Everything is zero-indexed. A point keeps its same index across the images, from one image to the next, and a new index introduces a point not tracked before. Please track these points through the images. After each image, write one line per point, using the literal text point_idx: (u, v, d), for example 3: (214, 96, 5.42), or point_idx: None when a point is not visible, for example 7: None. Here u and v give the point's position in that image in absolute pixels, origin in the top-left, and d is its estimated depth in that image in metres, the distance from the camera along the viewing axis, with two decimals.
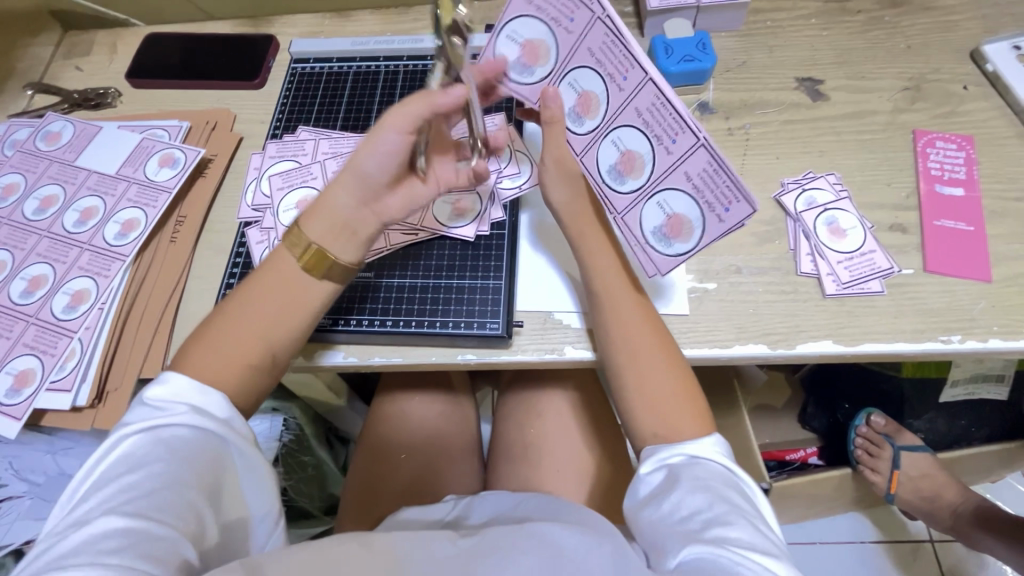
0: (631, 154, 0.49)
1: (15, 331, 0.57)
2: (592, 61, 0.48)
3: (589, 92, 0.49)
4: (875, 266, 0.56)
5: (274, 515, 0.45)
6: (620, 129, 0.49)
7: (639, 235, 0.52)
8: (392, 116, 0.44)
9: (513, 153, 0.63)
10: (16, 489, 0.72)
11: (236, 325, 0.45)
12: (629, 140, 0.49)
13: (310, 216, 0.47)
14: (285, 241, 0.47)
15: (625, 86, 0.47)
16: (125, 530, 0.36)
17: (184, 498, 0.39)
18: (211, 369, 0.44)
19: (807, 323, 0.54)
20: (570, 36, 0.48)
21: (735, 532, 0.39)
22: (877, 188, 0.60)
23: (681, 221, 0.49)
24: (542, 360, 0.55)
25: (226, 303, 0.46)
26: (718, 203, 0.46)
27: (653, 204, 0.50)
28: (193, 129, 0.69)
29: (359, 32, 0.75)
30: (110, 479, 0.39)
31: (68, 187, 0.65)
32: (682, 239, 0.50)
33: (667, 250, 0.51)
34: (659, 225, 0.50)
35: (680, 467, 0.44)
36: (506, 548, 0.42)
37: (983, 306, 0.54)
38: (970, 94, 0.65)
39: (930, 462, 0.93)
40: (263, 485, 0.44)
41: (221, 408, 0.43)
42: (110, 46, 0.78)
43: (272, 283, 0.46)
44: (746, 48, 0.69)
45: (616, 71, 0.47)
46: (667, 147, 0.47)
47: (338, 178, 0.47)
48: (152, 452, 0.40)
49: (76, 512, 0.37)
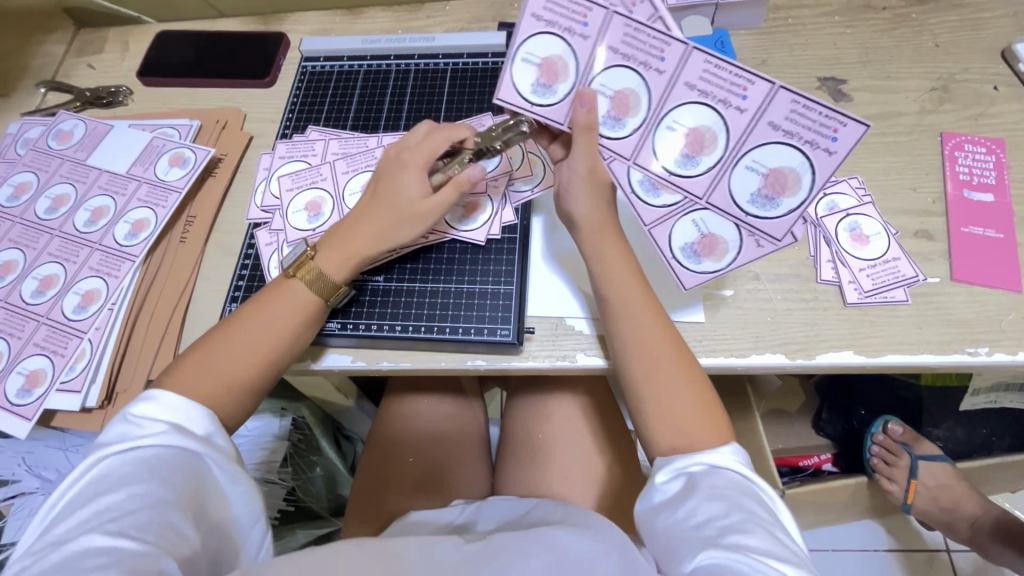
0: (698, 130, 0.48)
1: (26, 331, 0.58)
2: (618, 59, 0.48)
3: (624, 89, 0.48)
4: (899, 273, 0.54)
5: (262, 525, 0.45)
6: (675, 111, 0.48)
7: (668, 251, 0.53)
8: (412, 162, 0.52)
9: (526, 154, 0.61)
10: (29, 485, 0.73)
11: (237, 339, 0.47)
12: (689, 120, 0.48)
13: (326, 248, 0.51)
14: (295, 272, 0.50)
15: (665, 68, 0.47)
16: (105, 546, 0.36)
17: (164, 512, 0.38)
18: (207, 388, 0.45)
19: (827, 332, 0.53)
20: (586, 42, 0.48)
21: (753, 540, 0.38)
22: (902, 193, 0.58)
23: (717, 239, 0.52)
24: (553, 367, 0.54)
25: (225, 326, 0.48)
26: (818, 137, 0.45)
27: (687, 220, 0.53)
28: (203, 127, 0.69)
29: (370, 30, 0.74)
30: (86, 500, 0.38)
31: (79, 186, 0.64)
32: (714, 257, 0.52)
33: (695, 266, 0.52)
34: (691, 242, 0.52)
35: (700, 475, 0.42)
36: (513, 552, 0.41)
37: (1013, 316, 0.52)
38: (1000, 95, 0.62)
39: (950, 472, 0.91)
40: (249, 497, 0.44)
41: (200, 423, 0.43)
42: (123, 44, 0.78)
43: (278, 308, 0.49)
44: (767, 46, 0.67)
45: (649, 63, 0.47)
46: (737, 107, 0.47)
47: (354, 215, 0.52)
48: (130, 470, 0.40)
49: (53, 533, 0.37)
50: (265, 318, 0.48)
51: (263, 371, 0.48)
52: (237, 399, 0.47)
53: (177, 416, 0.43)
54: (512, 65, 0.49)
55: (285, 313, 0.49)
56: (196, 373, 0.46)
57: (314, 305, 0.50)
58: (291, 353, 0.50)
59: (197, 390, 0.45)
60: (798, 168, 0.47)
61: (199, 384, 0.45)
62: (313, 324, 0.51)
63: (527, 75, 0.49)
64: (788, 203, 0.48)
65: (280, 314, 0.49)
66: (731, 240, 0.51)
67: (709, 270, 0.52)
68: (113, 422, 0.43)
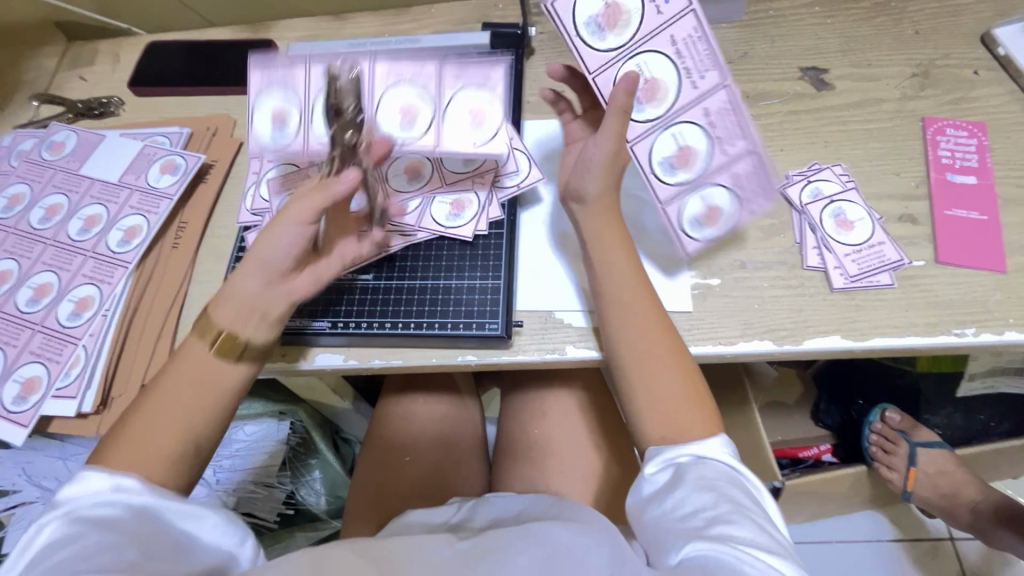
0: (654, 83, 0.51)
1: (20, 340, 0.58)
2: (390, 84, 0.56)
3: (407, 104, 0.56)
4: (884, 258, 0.55)
5: (250, 544, 0.43)
6: (645, 56, 0.50)
7: (676, 224, 0.53)
8: (294, 208, 0.45)
9: (512, 152, 0.62)
10: (29, 495, 0.73)
11: (156, 414, 0.43)
12: (689, 135, 0.51)
13: (219, 304, 0.45)
14: (192, 332, 0.46)
15: (700, 84, 0.50)
16: None
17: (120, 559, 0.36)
18: (150, 460, 0.42)
19: (815, 318, 0.53)
20: (564, 33, 0.51)
21: (739, 531, 0.38)
22: (886, 179, 0.59)
23: (719, 210, 0.53)
24: (544, 360, 0.54)
25: (140, 401, 0.44)
26: (723, 135, 0.51)
27: (696, 195, 0.53)
28: (194, 135, 0.70)
29: (357, 34, 0.75)
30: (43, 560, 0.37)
31: (72, 195, 0.65)
32: (715, 227, 0.54)
33: (698, 236, 0.54)
34: (697, 214, 0.53)
35: (687, 466, 0.43)
36: (503, 549, 0.41)
37: (998, 297, 0.52)
38: (981, 79, 0.63)
39: (949, 459, 0.90)
40: (223, 526, 0.41)
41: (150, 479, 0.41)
42: (114, 56, 0.79)
43: (183, 376, 0.45)
44: (748, 38, 0.67)
45: (351, 69, 0.56)
46: (694, 82, 0.50)
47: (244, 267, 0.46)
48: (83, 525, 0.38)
49: None
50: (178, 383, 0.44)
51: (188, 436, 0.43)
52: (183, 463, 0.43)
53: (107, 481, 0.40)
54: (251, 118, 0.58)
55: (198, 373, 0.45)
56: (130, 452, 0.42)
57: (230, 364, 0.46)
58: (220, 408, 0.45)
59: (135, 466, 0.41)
60: (701, 151, 0.52)
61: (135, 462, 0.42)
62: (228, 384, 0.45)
63: (264, 125, 0.58)
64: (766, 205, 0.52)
65: (189, 372, 0.45)
66: (733, 210, 0.53)
67: (710, 239, 0.54)
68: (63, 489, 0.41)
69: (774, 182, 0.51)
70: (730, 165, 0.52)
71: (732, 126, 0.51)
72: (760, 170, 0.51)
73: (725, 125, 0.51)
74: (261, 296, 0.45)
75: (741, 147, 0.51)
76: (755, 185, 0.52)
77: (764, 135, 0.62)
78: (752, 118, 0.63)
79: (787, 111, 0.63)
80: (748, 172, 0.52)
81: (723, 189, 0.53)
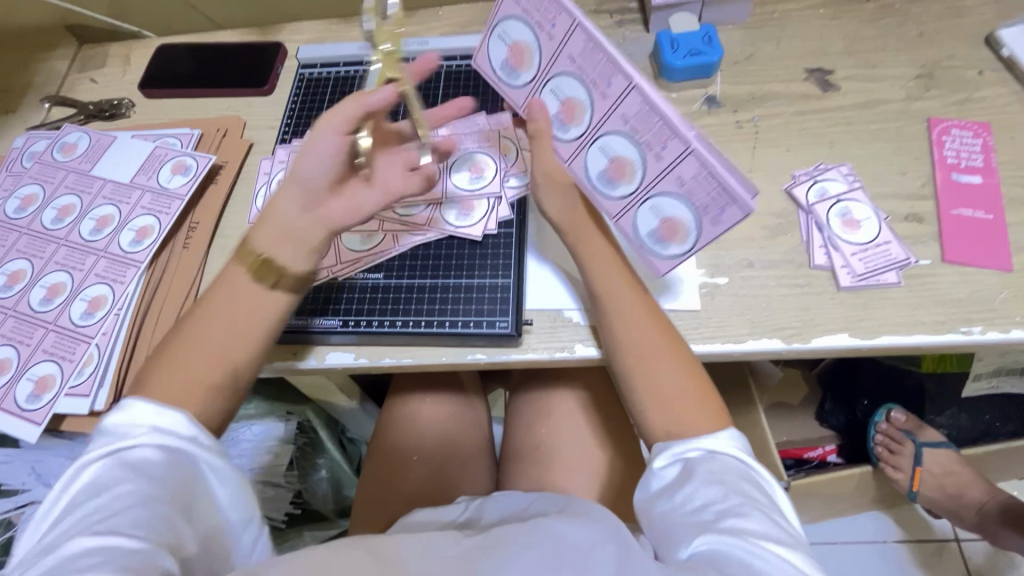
0: (571, 102, 0.49)
1: (34, 338, 0.59)
2: None
3: None
4: (891, 256, 0.55)
5: (254, 525, 0.45)
6: (557, 79, 0.49)
7: (635, 239, 0.51)
8: (328, 118, 0.46)
9: (519, 152, 0.63)
10: (39, 494, 0.73)
11: (197, 345, 0.46)
12: (617, 147, 0.48)
13: (258, 228, 0.47)
14: (234, 259, 0.48)
15: (610, 92, 0.47)
16: (95, 547, 0.36)
17: (157, 511, 0.39)
18: (190, 392, 0.44)
19: (822, 317, 0.53)
20: (553, 42, 0.48)
21: (750, 524, 0.39)
22: (892, 178, 0.59)
23: (678, 222, 0.48)
24: (552, 358, 0.55)
25: (183, 330, 0.47)
26: (654, 141, 0.46)
27: (646, 208, 0.49)
28: (204, 136, 0.70)
29: (365, 37, 0.76)
30: (79, 504, 0.39)
31: (84, 196, 0.66)
32: (679, 240, 0.49)
33: (664, 252, 0.50)
34: (653, 228, 0.50)
35: (697, 460, 0.43)
36: (511, 547, 0.41)
37: (1005, 295, 0.53)
38: (986, 80, 0.63)
39: (954, 459, 0.90)
40: (240, 495, 0.44)
41: (184, 426, 0.43)
42: (124, 58, 0.80)
43: (223, 306, 0.47)
44: (754, 40, 0.68)
45: None
46: (603, 91, 0.47)
47: (282, 189, 0.47)
48: (118, 473, 0.40)
49: (47, 537, 0.38)
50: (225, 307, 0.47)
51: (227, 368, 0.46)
52: (221, 395, 0.46)
53: (152, 417, 0.43)
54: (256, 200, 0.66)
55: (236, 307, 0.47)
56: (169, 387, 0.44)
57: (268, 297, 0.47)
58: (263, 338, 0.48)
59: (176, 398, 0.44)
60: (636, 160, 0.48)
61: (176, 393, 0.44)
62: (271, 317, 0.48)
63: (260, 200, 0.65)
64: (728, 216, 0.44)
65: (233, 301, 0.47)
66: (689, 220, 0.47)
67: (679, 252, 0.49)
68: (98, 432, 0.43)
69: (733, 184, 0.43)
70: (671, 171, 0.46)
71: (658, 127, 0.45)
72: (705, 170, 0.44)
73: (650, 127, 0.46)
74: (295, 221, 0.47)
75: (675, 148, 0.45)
76: (709, 191, 0.44)
77: (770, 136, 0.63)
78: (758, 119, 0.63)
79: (793, 111, 0.63)
80: (694, 174, 0.44)
81: (675, 198, 0.47)
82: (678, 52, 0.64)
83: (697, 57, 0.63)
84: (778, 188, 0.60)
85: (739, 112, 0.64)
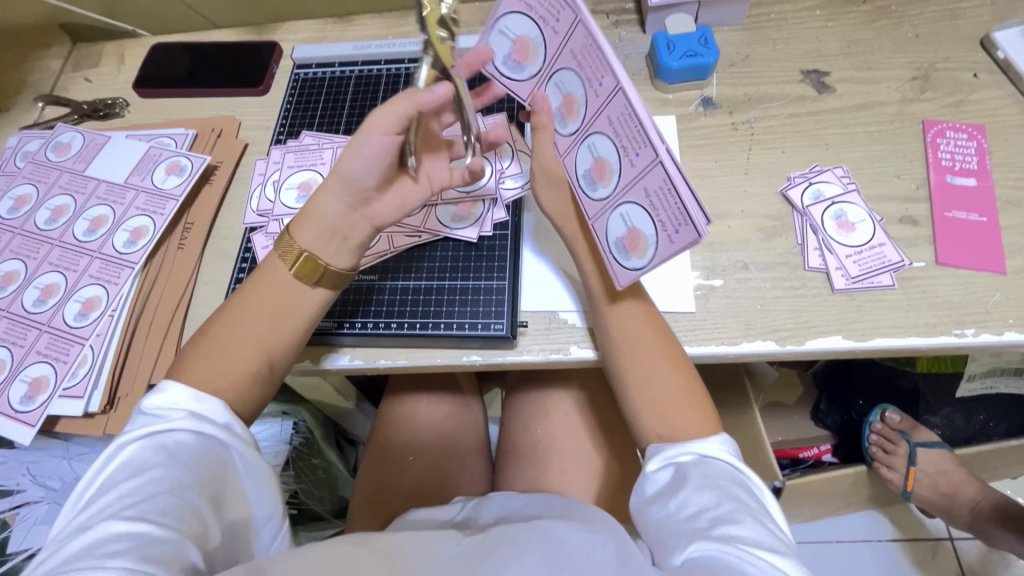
0: (570, 97, 0.47)
1: (28, 340, 0.58)
2: None
3: None
4: (885, 259, 0.55)
5: (275, 517, 0.45)
6: (560, 74, 0.47)
7: (605, 246, 0.48)
8: (377, 117, 0.45)
9: (515, 153, 0.63)
10: (34, 494, 0.73)
11: (236, 332, 0.46)
12: (601, 148, 0.45)
13: (302, 222, 0.48)
14: (278, 249, 0.48)
15: (602, 92, 0.44)
16: (126, 531, 0.36)
17: (186, 500, 0.39)
18: (221, 381, 0.45)
19: (816, 319, 0.54)
20: (557, 37, 0.46)
21: (743, 531, 0.39)
22: (886, 181, 0.59)
23: (641, 235, 0.44)
24: (547, 360, 0.55)
25: (223, 315, 0.48)
26: (629, 147, 0.43)
27: (617, 215, 0.46)
28: (199, 136, 0.70)
29: (361, 37, 0.75)
30: (111, 485, 0.39)
31: (78, 197, 0.65)
32: (638, 254, 0.45)
33: (626, 263, 0.46)
34: (619, 236, 0.46)
35: (690, 465, 0.43)
36: (512, 547, 0.41)
37: (998, 298, 0.53)
38: (981, 83, 0.63)
39: (948, 459, 0.91)
40: (264, 487, 0.44)
41: (220, 413, 0.43)
42: (118, 57, 0.79)
43: (264, 296, 0.47)
44: (750, 41, 0.68)
45: None
46: (596, 90, 0.44)
47: (326, 184, 0.47)
48: (151, 456, 0.40)
49: (80, 518, 0.37)
50: (269, 296, 0.47)
51: (262, 359, 0.47)
52: (257, 382, 0.47)
53: (193, 402, 0.43)
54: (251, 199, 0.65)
55: (273, 299, 0.47)
56: (205, 372, 0.45)
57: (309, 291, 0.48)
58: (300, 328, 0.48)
59: (210, 385, 0.44)
60: (614, 163, 0.45)
61: (211, 379, 0.44)
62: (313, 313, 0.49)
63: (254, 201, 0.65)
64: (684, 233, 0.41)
65: (276, 290, 0.48)
66: (651, 234, 0.43)
67: (639, 266, 0.45)
68: (135, 414, 0.43)
69: (691, 204, 0.40)
70: (639, 180, 0.43)
71: (636, 133, 0.42)
72: (668, 184, 0.41)
73: (628, 132, 0.43)
74: (342, 219, 0.47)
75: (646, 157, 0.42)
76: (670, 208, 0.41)
77: (766, 138, 0.63)
78: (753, 120, 0.63)
79: (789, 113, 0.64)
80: (658, 187, 0.41)
81: (642, 209, 0.43)
82: (674, 53, 0.64)
83: (694, 58, 0.63)
84: (773, 190, 0.60)
85: (735, 113, 0.64)
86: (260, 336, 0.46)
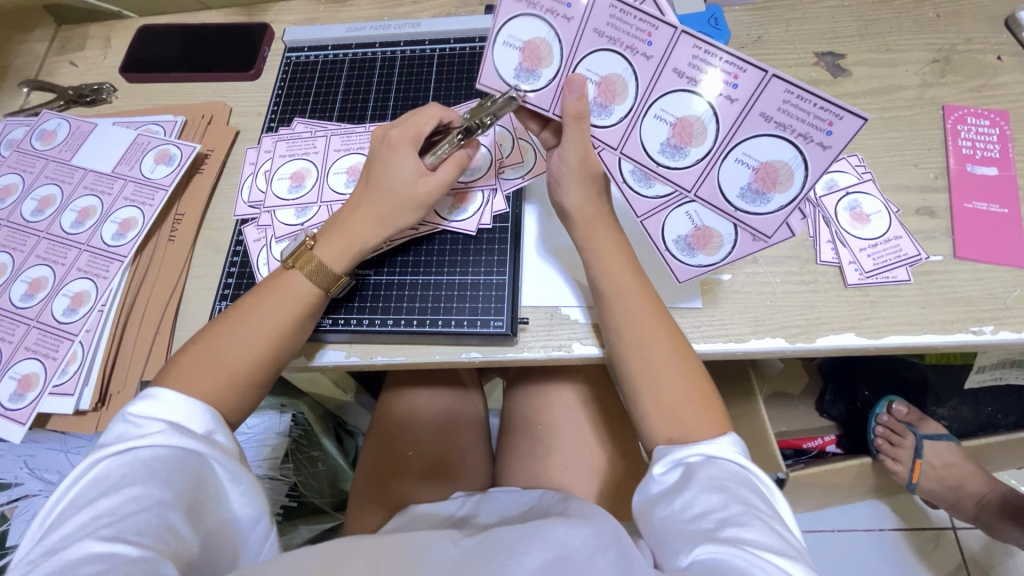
0: (609, 79, 0.46)
1: (16, 335, 0.57)
2: None
3: None
4: (901, 252, 0.53)
5: (264, 523, 0.44)
6: (587, 59, 0.46)
7: (660, 243, 0.52)
8: (430, 181, 0.50)
9: (517, 142, 0.60)
10: (32, 488, 0.73)
11: (236, 335, 0.47)
12: (676, 109, 0.46)
13: (328, 239, 0.50)
14: (295, 262, 0.50)
15: (652, 52, 0.44)
16: (103, 553, 0.35)
17: (162, 515, 0.37)
18: (213, 385, 0.45)
19: (827, 314, 0.52)
20: (570, 24, 0.45)
21: (751, 533, 0.38)
22: (904, 170, 0.57)
23: (712, 232, 0.50)
24: (549, 357, 0.53)
25: (224, 318, 0.48)
26: (720, 83, 0.44)
27: (681, 212, 0.51)
28: (188, 123, 0.68)
29: (355, 18, 0.72)
30: (85, 503, 0.38)
31: (65, 186, 0.63)
32: (708, 251, 0.51)
33: (689, 260, 0.51)
34: (684, 234, 0.51)
35: (698, 466, 0.42)
36: (511, 549, 0.40)
37: (1018, 293, 0.51)
38: (1005, 65, 0.60)
39: (955, 451, 0.90)
40: (250, 495, 0.43)
41: (201, 422, 0.42)
42: (104, 40, 0.76)
43: (276, 299, 0.48)
44: (762, 22, 0.65)
45: (351, 144, 0.63)
46: (644, 53, 0.44)
47: (360, 213, 0.51)
48: (126, 472, 0.39)
49: (51, 540, 0.36)
50: (274, 300, 0.48)
51: (266, 365, 0.47)
52: (252, 387, 0.47)
53: (175, 413, 0.42)
54: (243, 188, 0.63)
55: (289, 304, 0.48)
56: (198, 371, 0.45)
57: (314, 294, 0.49)
58: (299, 336, 0.49)
59: (201, 389, 0.44)
60: (704, 117, 0.45)
61: (205, 381, 0.45)
62: (315, 312, 0.50)
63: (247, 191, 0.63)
64: (778, 198, 0.45)
65: (284, 298, 0.48)
66: (792, 159, 0.44)
67: (783, 202, 0.45)
68: (113, 423, 0.42)
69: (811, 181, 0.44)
70: (753, 107, 0.44)
71: (723, 67, 0.43)
72: (793, 93, 0.42)
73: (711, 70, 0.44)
74: (360, 235, 0.50)
75: (752, 79, 0.43)
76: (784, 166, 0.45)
77: None
78: None
79: None
80: (782, 101, 0.43)
81: (761, 137, 0.44)
82: None
83: None
84: None
85: None
86: (260, 341, 0.47)
